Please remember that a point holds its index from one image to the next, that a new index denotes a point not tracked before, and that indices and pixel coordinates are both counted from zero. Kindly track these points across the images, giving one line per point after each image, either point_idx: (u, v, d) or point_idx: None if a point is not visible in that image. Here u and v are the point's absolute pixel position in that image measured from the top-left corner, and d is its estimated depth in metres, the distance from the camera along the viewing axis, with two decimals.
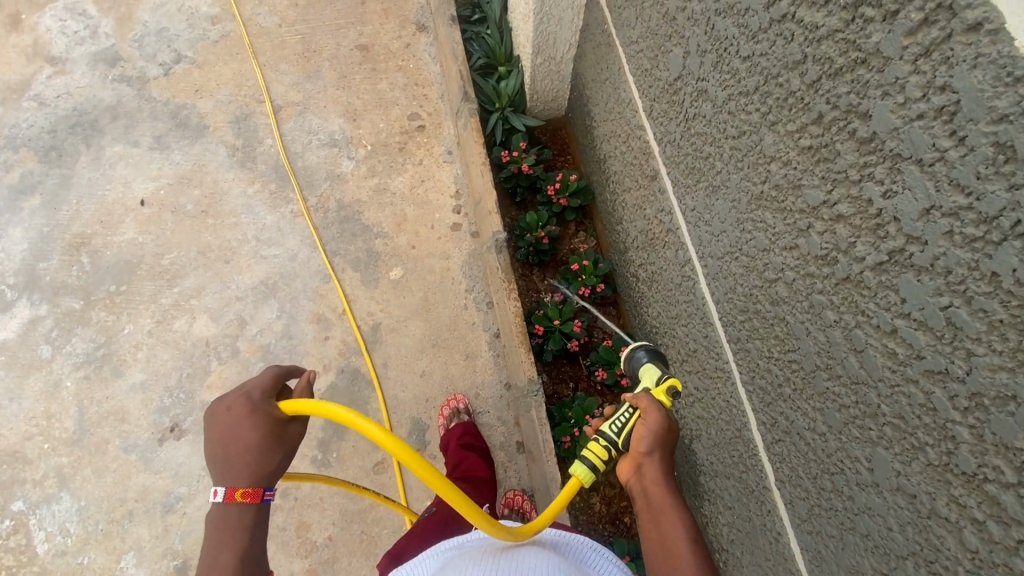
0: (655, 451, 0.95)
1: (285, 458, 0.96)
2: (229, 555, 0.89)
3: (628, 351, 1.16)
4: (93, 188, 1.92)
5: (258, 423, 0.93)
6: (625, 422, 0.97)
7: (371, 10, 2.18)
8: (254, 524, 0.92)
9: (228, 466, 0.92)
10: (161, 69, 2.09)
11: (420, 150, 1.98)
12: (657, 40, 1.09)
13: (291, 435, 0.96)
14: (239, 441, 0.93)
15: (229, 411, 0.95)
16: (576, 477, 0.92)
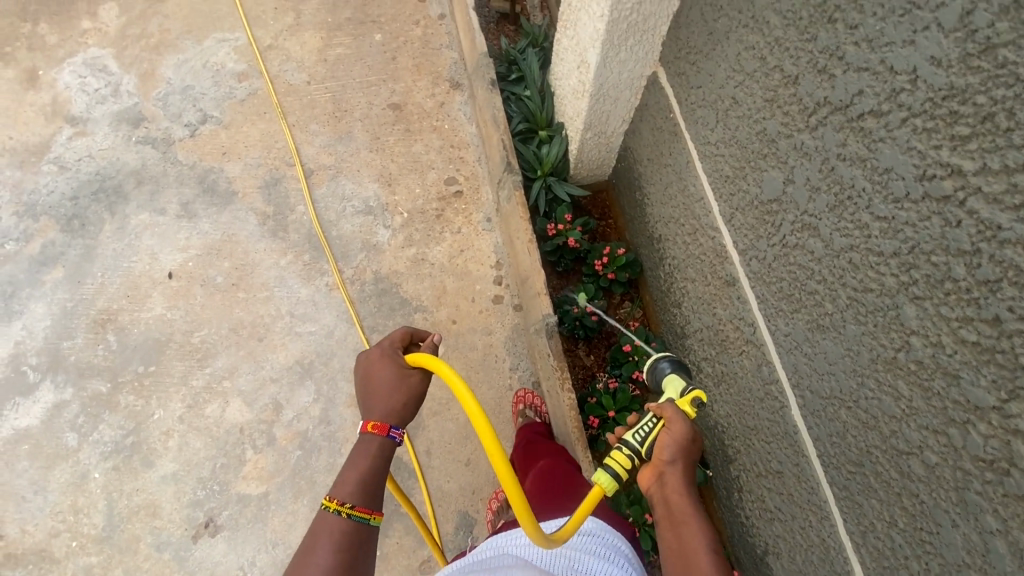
0: (678, 461, 0.94)
1: (410, 403, 1.09)
2: (354, 477, 0.99)
3: (651, 362, 1.16)
4: (118, 259, 1.84)
5: (390, 364, 1.11)
6: (649, 431, 0.95)
7: (402, 66, 2.11)
8: (380, 454, 1.03)
9: (366, 399, 1.09)
10: (187, 130, 2.01)
11: (458, 217, 1.91)
12: (744, 153, 1.02)
13: (416, 384, 1.11)
14: (375, 379, 1.11)
15: (370, 356, 1.16)
16: (599, 485, 0.90)
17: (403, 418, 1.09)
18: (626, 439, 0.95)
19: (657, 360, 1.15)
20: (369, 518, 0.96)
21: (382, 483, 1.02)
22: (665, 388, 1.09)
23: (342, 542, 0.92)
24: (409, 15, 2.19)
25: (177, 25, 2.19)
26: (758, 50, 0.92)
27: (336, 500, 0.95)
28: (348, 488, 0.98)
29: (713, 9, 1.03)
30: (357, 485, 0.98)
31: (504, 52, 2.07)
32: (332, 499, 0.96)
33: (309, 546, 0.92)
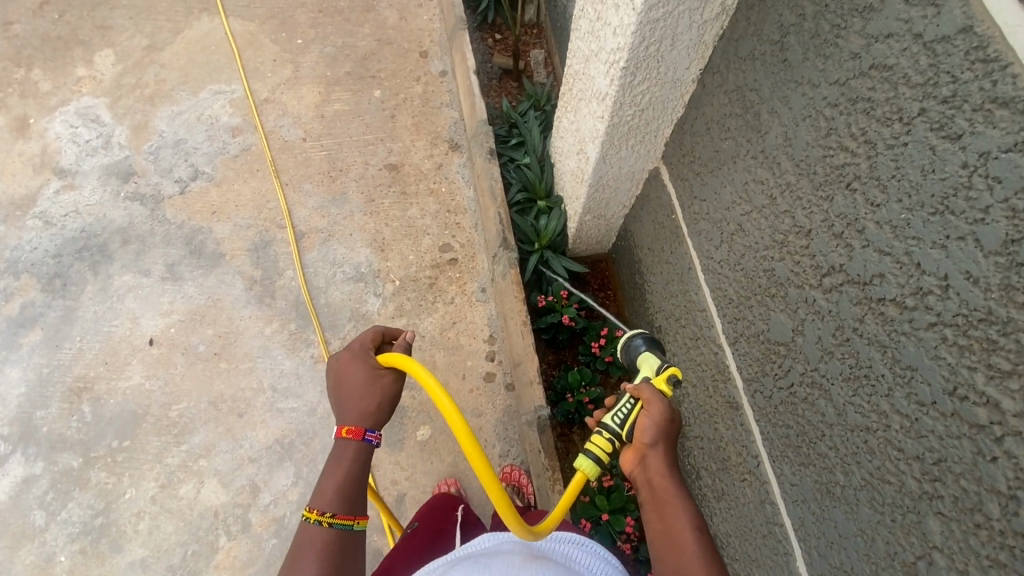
0: (659, 443, 0.92)
1: (383, 403, 1.10)
2: (332, 484, 1.01)
3: (625, 340, 1.14)
4: (98, 323, 1.78)
5: (359, 366, 1.12)
6: (627, 414, 0.94)
7: (401, 125, 2.07)
8: (356, 459, 1.04)
9: (340, 405, 1.10)
10: (177, 186, 1.96)
11: (451, 286, 1.83)
12: (749, 282, 0.95)
13: (387, 384, 1.11)
14: (346, 383, 1.11)
15: (339, 360, 1.16)
16: (581, 472, 0.90)
17: (378, 421, 1.10)
18: (606, 422, 0.94)
19: (632, 337, 1.14)
20: (351, 523, 0.99)
21: (362, 487, 1.04)
22: (641, 367, 1.08)
23: (325, 555, 0.94)
24: (409, 72, 2.15)
25: (173, 76, 2.15)
26: (767, 186, 0.84)
27: (315, 511, 0.97)
28: (327, 497, 0.99)
29: (719, 128, 0.96)
30: (335, 493, 0.99)
31: (504, 113, 2.04)
32: (311, 510, 0.97)
33: (294, 557, 0.95)
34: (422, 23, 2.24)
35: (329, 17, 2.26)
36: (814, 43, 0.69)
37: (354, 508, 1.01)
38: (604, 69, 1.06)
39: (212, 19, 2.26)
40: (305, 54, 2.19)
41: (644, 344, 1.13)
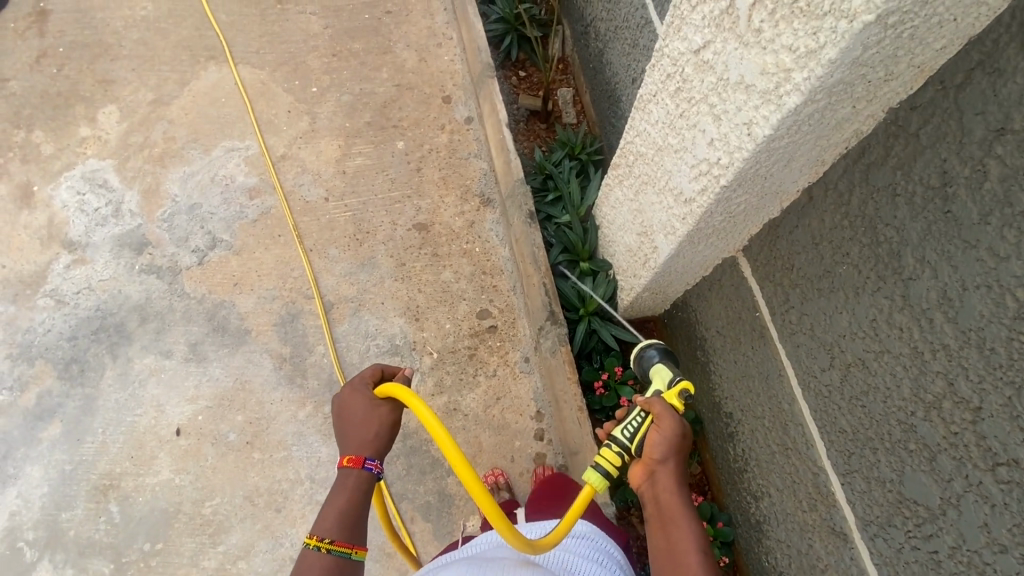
0: (668, 460, 1.00)
1: (381, 433, 1.16)
2: (334, 513, 1.07)
3: (640, 351, 1.28)
4: (121, 413, 1.67)
5: (359, 397, 1.18)
6: (638, 428, 1.02)
7: (428, 179, 1.96)
8: (355, 487, 1.11)
9: (342, 436, 1.16)
10: (195, 256, 1.85)
11: (492, 357, 1.72)
12: (875, 425, 0.84)
13: (385, 414, 1.17)
14: (348, 416, 1.17)
15: (342, 393, 1.22)
16: (589, 484, 1.00)
17: (378, 450, 1.16)
18: (616, 436, 1.03)
19: (646, 348, 1.28)
20: (349, 551, 1.05)
21: (361, 515, 1.10)
22: (654, 377, 1.19)
23: None
24: (433, 120, 2.04)
25: (183, 132, 2.02)
26: (908, 335, 0.75)
27: (315, 538, 1.04)
28: (327, 525, 1.06)
29: (831, 248, 0.86)
30: (334, 521, 1.06)
31: (537, 163, 1.91)
32: (312, 536, 1.04)
33: None
34: (443, 64, 2.12)
35: (345, 61, 2.13)
36: (1004, 210, 0.62)
37: (354, 533, 1.08)
38: (691, 172, 0.94)
39: (220, 67, 2.13)
40: (321, 103, 2.06)
41: (658, 355, 1.26)
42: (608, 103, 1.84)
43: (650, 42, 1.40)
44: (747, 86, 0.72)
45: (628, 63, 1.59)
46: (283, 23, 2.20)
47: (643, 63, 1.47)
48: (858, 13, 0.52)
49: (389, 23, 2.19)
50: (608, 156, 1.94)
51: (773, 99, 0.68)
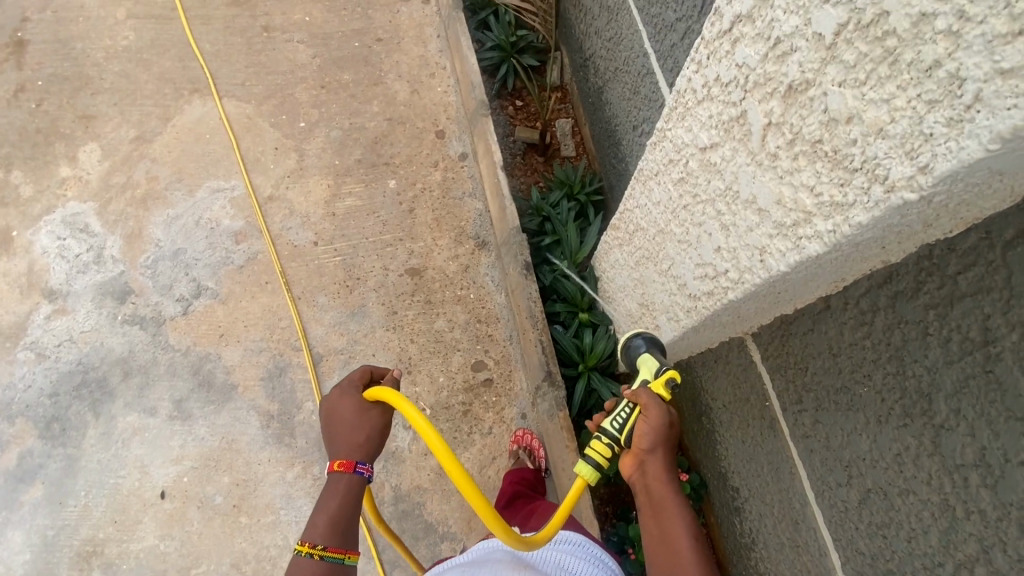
0: (657, 449, 0.98)
1: (373, 436, 1.12)
2: (324, 518, 1.05)
3: (624, 341, 1.17)
4: (104, 474, 1.62)
5: (348, 402, 1.13)
6: (625, 419, 0.99)
7: (421, 220, 1.88)
8: (347, 491, 1.08)
9: (331, 439, 1.12)
10: (179, 306, 1.78)
11: (488, 413, 1.66)
12: (896, 562, 0.77)
13: (375, 418, 1.12)
14: (337, 419, 1.12)
15: (330, 396, 1.17)
16: (581, 478, 0.95)
17: (369, 452, 1.12)
18: (605, 428, 0.99)
19: (631, 337, 1.17)
20: (342, 558, 1.03)
21: (353, 520, 1.07)
22: (639, 368, 1.11)
23: None
24: (426, 157, 1.96)
25: (166, 171, 1.95)
26: (937, 484, 0.67)
27: (307, 545, 1.02)
28: (318, 532, 1.03)
29: (850, 364, 0.78)
30: (326, 528, 1.03)
31: (534, 204, 1.83)
32: (303, 543, 1.02)
33: None
34: (436, 96, 2.03)
35: (334, 93, 2.04)
36: None
37: (347, 539, 1.05)
38: (695, 269, 0.86)
39: (205, 100, 2.04)
40: (309, 139, 1.98)
41: (644, 344, 1.15)
42: (608, 144, 1.75)
43: (652, 94, 1.31)
44: (760, 210, 0.64)
45: (629, 109, 1.49)
46: (270, 53, 2.11)
47: (644, 114, 1.38)
48: (897, 187, 0.46)
49: (380, 52, 2.10)
50: (608, 197, 1.87)
51: (789, 235, 0.60)
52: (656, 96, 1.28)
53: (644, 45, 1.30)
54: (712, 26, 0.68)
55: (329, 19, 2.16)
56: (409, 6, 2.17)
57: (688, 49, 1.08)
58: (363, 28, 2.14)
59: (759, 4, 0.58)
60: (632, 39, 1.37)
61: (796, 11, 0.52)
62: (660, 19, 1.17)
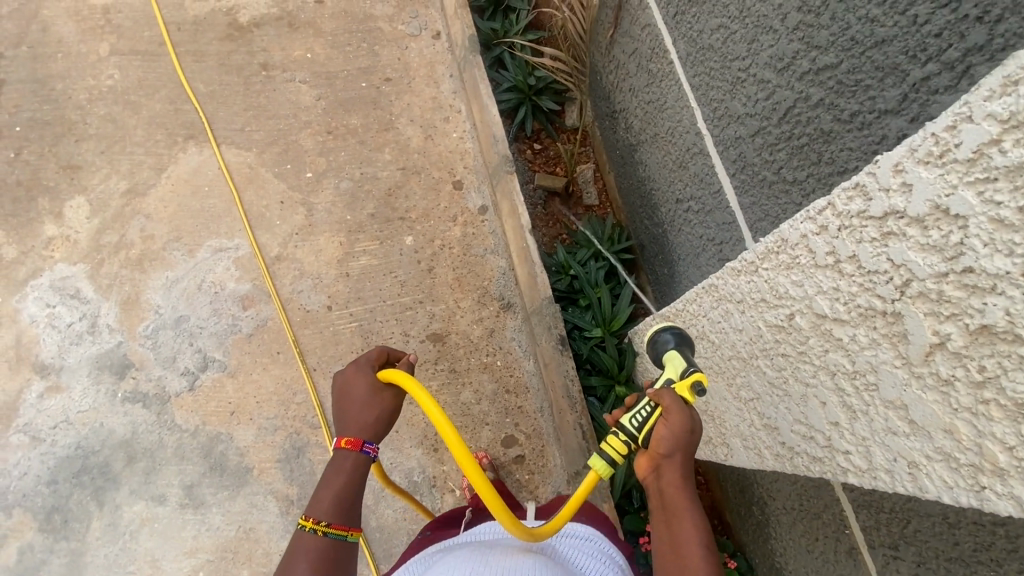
0: (676, 453, 0.84)
1: (383, 416, 1.08)
2: (330, 494, 0.99)
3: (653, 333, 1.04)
4: (113, 570, 1.51)
5: (361, 378, 1.08)
6: (645, 419, 0.85)
7: (441, 281, 1.77)
8: (354, 470, 1.02)
9: (340, 416, 1.07)
10: (184, 380, 1.65)
11: (521, 492, 1.58)
12: None
13: (388, 398, 1.09)
14: (348, 397, 1.08)
15: (344, 372, 1.12)
16: (593, 471, 0.84)
17: (377, 433, 1.08)
18: (624, 423, 0.85)
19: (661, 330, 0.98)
20: (346, 535, 0.96)
21: (359, 499, 1.02)
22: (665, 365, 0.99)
23: (320, 563, 0.91)
24: (444, 210, 1.85)
25: (163, 228, 1.80)
26: None
27: (311, 520, 0.95)
28: (323, 507, 0.97)
29: (971, 545, 0.73)
30: (331, 504, 0.97)
31: (562, 261, 1.73)
32: (307, 518, 0.96)
33: (287, 565, 0.92)
34: (452, 143, 1.92)
35: (341, 140, 1.92)
36: None
37: (352, 518, 0.99)
38: (794, 420, 0.79)
39: (202, 148, 1.90)
40: (318, 191, 1.85)
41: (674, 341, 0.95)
42: (641, 203, 1.66)
43: (706, 177, 1.22)
44: (913, 424, 0.58)
45: (672, 179, 1.40)
46: (270, 94, 1.97)
47: (694, 192, 1.29)
48: None
49: (389, 92, 1.97)
50: (637, 255, 1.80)
51: (963, 475, 0.54)
52: (711, 181, 1.19)
53: (698, 124, 1.20)
54: (850, 200, 0.60)
55: (333, 56, 2.01)
56: (418, 41, 2.03)
57: (760, 151, 0.99)
58: (370, 66, 2.00)
59: (936, 214, 0.51)
60: (680, 112, 1.27)
61: (1004, 252, 0.46)
62: (722, 106, 1.08)
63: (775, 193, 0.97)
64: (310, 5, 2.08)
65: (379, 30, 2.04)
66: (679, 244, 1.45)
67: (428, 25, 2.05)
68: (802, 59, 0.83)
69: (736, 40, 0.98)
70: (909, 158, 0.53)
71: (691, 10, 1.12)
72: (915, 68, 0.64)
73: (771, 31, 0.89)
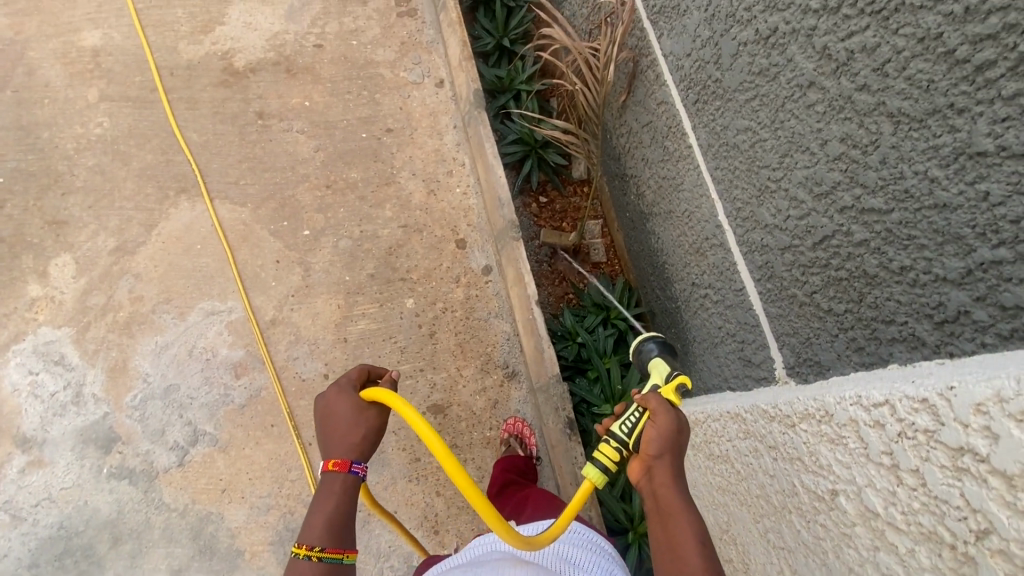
0: (665, 455, 0.82)
1: (371, 436, 1.04)
2: (321, 519, 0.95)
3: (637, 344, 1.05)
4: None
5: (344, 397, 1.05)
6: (634, 423, 0.84)
7: (443, 346, 1.70)
8: (344, 492, 0.98)
9: (324, 440, 1.03)
10: (173, 455, 1.58)
11: None
12: None
13: (372, 417, 1.05)
14: (332, 419, 1.04)
15: (325, 394, 1.09)
16: (588, 481, 0.80)
17: (365, 452, 1.04)
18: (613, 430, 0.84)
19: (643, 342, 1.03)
20: (341, 557, 0.93)
21: (352, 519, 0.98)
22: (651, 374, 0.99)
23: None
24: (446, 271, 1.78)
25: (152, 289, 1.73)
26: None
27: (304, 546, 0.91)
28: (315, 531, 0.93)
29: None
30: (323, 527, 0.93)
31: (568, 328, 1.67)
32: (301, 545, 0.92)
33: None
34: (456, 199, 1.86)
35: (340, 195, 1.84)
36: None
37: (346, 543, 0.95)
38: None
39: (194, 203, 1.82)
40: (315, 250, 1.78)
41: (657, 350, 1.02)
42: (652, 272, 1.58)
43: (725, 271, 1.14)
44: None
45: (687, 261, 1.32)
46: (266, 145, 1.90)
47: (712, 281, 1.21)
48: None
49: (390, 144, 1.91)
50: (648, 322, 1.72)
51: None
52: (732, 277, 1.12)
53: (718, 217, 1.13)
54: (913, 410, 0.56)
55: (332, 105, 1.94)
56: (421, 89, 1.97)
57: (790, 267, 0.92)
58: (371, 115, 1.94)
59: None
60: (698, 199, 1.20)
61: None
62: (748, 208, 1.00)
63: (805, 314, 0.90)
64: (308, 50, 2.01)
65: (381, 78, 1.98)
66: (694, 327, 1.37)
67: (431, 73, 1.99)
68: (844, 191, 0.75)
69: (765, 148, 0.91)
70: (996, 405, 0.47)
71: (713, 101, 1.04)
72: (983, 247, 0.57)
73: (807, 151, 0.81)
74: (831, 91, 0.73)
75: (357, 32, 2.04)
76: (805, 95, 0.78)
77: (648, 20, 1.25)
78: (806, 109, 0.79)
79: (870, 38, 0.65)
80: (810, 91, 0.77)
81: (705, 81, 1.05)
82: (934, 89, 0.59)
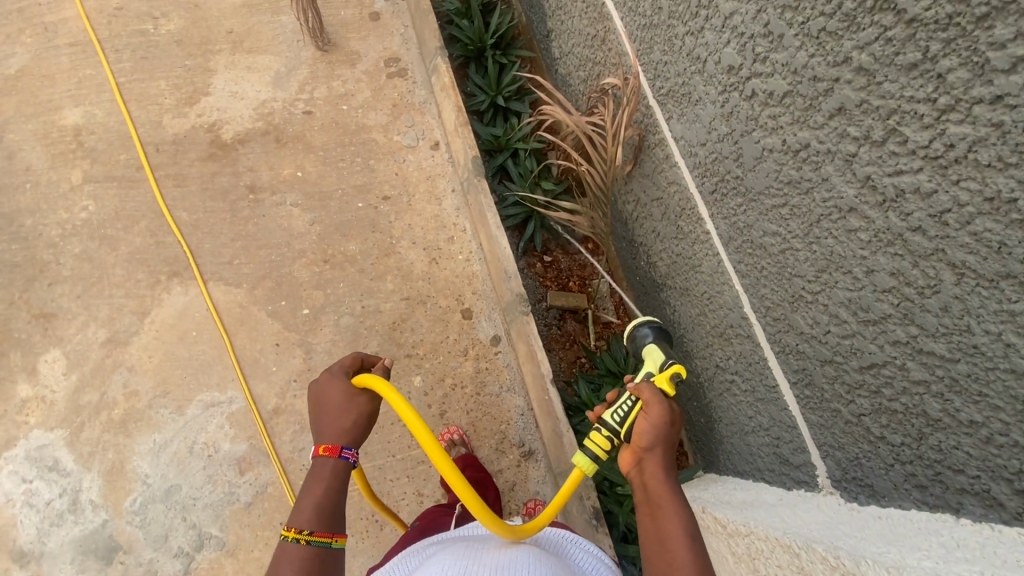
0: (656, 447, 0.96)
1: (360, 421, 1.11)
2: (311, 504, 1.00)
3: (631, 330, 1.20)
4: None
5: (336, 383, 1.13)
6: (627, 413, 0.99)
7: (455, 426, 1.63)
8: (333, 476, 1.04)
9: (317, 424, 1.10)
10: (178, 562, 1.50)
11: None
12: None
13: (363, 404, 1.12)
14: (324, 405, 1.12)
15: (319, 381, 1.17)
16: (578, 467, 0.99)
17: (355, 439, 1.11)
18: (606, 420, 1.00)
19: (639, 329, 1.18)
20: (330, 541, 0.98)
21: (341, 504, 1.03)
22: (646, 359, 1.13)
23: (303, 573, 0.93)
24: (453, 344, 1.72)
25: (147, 383, 1.65)
26: None
27: (293, 529, 0.96)
28: (304, 516, 0.99)
29: None
30: (313, 511, 0.99)
31: (585, 399, 1.62)
32: (290, 529, 0.97)
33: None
34: (458, 267, 1.80)
35: (339, 269, 1.78)
36: None
37: (335, 526, 1.00)
38: None
39: (187, 286, 1.75)
40: (316, 330, 1.71)
41: (652, 335, 1.18)
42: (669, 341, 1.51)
43: (755, 363, 1.08)
44: None
45: (709, 342, 1.26)
46: (259, 220, 1.83)
47: (739, 369, 1.15)
48: None
49: (388, 213, 1.85)
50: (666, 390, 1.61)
51: None
52: (764, 372, 1.06)
53: (743, 309, 1.07)
54: None
55: (326, 174, 1.89)
56: (416, 153, 1.93)
57: (832, 381, 0.86)
58: (366, 183, 1.88)
59: None
60: (719, 285, 1.14)
61: None
62: (778, 310, 0.95)
63: (852, 433, 0.84)
64: (298, 117, 1.96)
65: (374, 143, 1.93)
66: (719, 407, 1.31)
67: (426, 135, 1.95)
68: (896, 325, 0.70)
69: (798, 258, 0.85)
70: None
71: (734, 197, 0.98)
72: None
73: (849, 273, 0.76)
74: (876, 222, 0.68)
75: (346, 95, 1.99)
76: (844, 219, 0.73)
77: (654, 99, 1.20)
78: (846, 232, 0.74)
79: (924, 182, 0.60)
80: (851, 216, 0.72)
81: (723, 174, 0.99)
82: (1008, 253, 0.54)
